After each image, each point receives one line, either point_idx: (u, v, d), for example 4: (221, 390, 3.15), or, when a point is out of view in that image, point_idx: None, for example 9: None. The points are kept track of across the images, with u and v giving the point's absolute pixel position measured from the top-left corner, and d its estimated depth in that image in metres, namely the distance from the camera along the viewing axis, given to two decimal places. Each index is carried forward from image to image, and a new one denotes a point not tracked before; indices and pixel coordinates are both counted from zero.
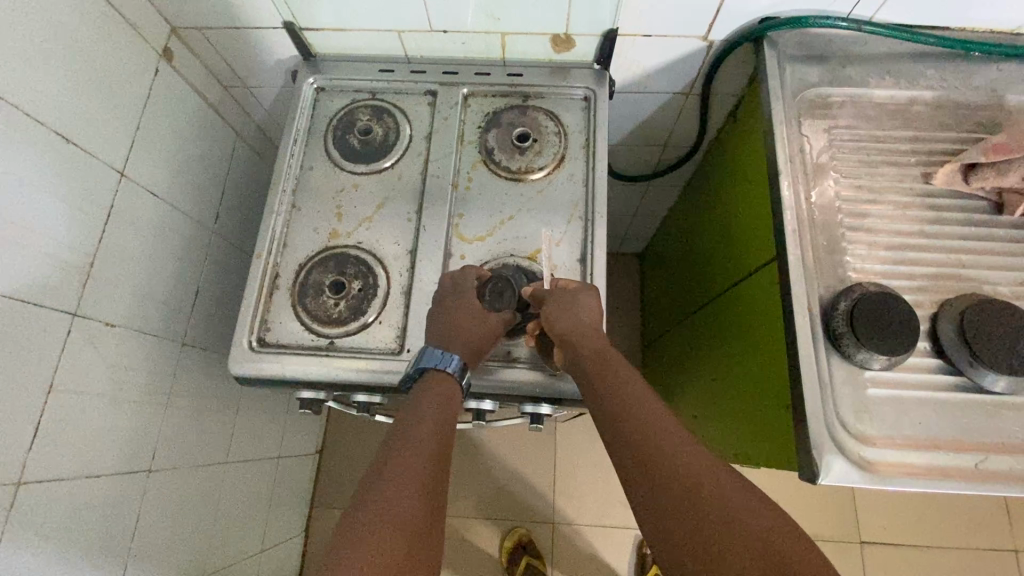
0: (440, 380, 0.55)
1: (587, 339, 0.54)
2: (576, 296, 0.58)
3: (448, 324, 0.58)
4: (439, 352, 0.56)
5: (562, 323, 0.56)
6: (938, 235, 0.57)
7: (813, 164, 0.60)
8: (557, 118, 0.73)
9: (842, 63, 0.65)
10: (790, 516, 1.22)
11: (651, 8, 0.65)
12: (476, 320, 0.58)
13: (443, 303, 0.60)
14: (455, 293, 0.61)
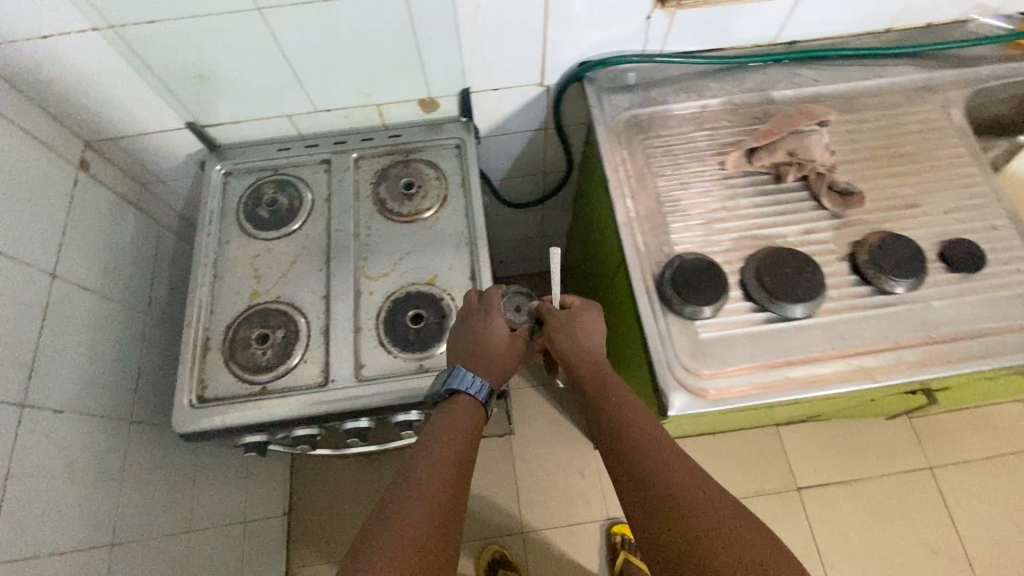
0: (468, 403, 0.62)
1: (591, 362, 0.66)
2: (585, 317, 0.69)
3: (475, 350, 0.66)
4: (470, 377, 0.63)
5: (566, 343, 0.68)
6: (738, 206, 0.73)
7: (634, 169, 0.75)
8: (435, 166, 0.86)
9: (647, 88, 0.82)
10: (736, 477, 1.38)
11: (489, 68, 0.80)
12: (501, 344, 0.67)
13: (470, 327, 0.67)
14: (481, 315, 0.68)
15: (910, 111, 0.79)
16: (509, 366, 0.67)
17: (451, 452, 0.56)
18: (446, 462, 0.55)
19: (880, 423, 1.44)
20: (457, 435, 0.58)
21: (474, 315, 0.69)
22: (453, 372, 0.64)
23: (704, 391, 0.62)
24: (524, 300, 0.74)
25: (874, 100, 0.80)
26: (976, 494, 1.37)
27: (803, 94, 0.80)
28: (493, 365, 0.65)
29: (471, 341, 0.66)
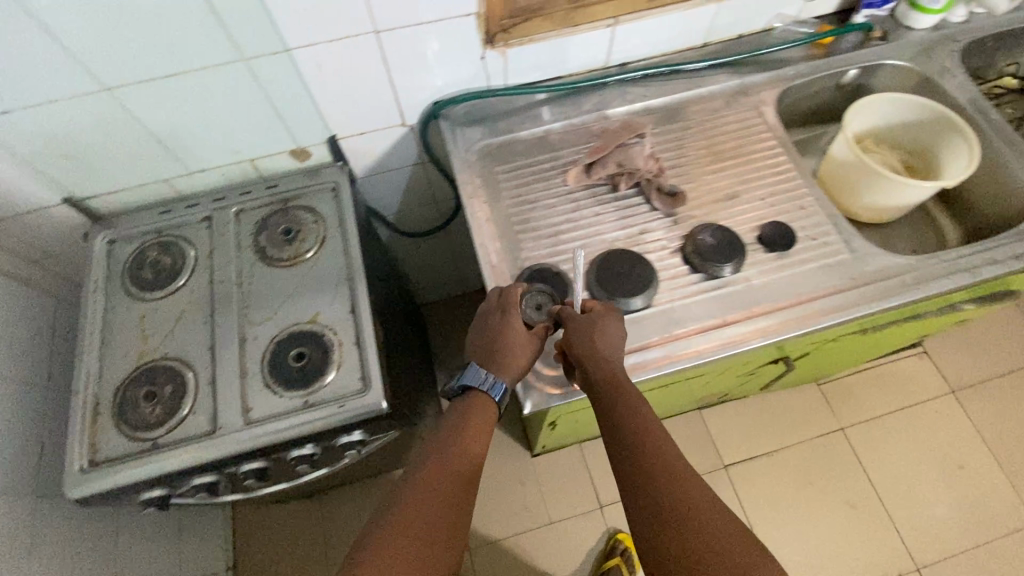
0: (484, 402, 0.67)
1: (603, 368, 0.64)
2: (606, 319, 0.67)
3: (492, 348, 0.68)
4: (488, 377, 0.67)
5: (579, 347, 0.66)
6: (581, 218, 0.81)
7: (488, 195, 0.83)
8: (313, 209, 0.91)
9: (497, 118, 0.90)
10: None
11: (350, 117, 0.87)
12: (518, 346, 0.68)
13: (487, 325, 0.69)
14: (498, 314, 0.70)
15: (730, 113, 0.89)
16: (528, 363, 0.68)
17: (461, 457, 0.61)
18: (460, 461, 0.61)
19: (794, 393, 1.54)
20: (474, 437, 0.64)
21: (492, 314, 0.70)
22: (470, 369, 0.68)
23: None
24: (547, 298, 0.73)
25: (698, 107, 0.90)
26: (886, 446, 1.47)
27: (635, 110, 0.90)
28: (510, 363, 0.67)
29: (488, 339, 0.69)
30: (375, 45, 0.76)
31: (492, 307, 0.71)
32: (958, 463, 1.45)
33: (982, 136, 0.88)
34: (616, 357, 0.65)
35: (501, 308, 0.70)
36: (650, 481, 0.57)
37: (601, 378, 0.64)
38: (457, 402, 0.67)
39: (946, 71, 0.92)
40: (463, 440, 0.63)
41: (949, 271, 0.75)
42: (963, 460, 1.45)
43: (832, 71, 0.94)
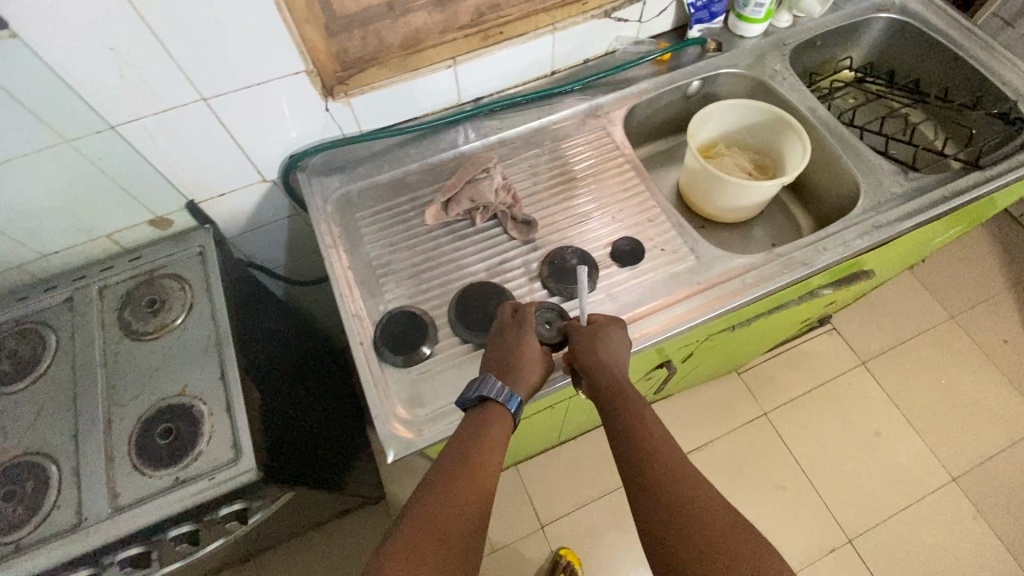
0: (499, 412, 0.63)
1: (611, 380, 0.66)
2: (614, 333, 0.70)
3: (509, 361, 0.67)
4: (507, 389, 0.64)
5: (591, 360, 0.68)
6: (441, 256, 0.82)
7: (349, 242, 0.83)
8: (180, 277, 0.89)
9: (356, 165, 0.91)
10: (608, 471, 1.45)
11: (204, 181, 0.86)
12: (534, 358, 0.68)
13: (503, 336, 0.70)
14: (515, 330, 0.70)
15: (582, 137, 0.93)
16: (539, 380, 0.68)
17: (483, 459, 0.58)
18: (482, 464, 0.58)
19: (717, 385, 1.58)
20: (493, 441, 0.61)
21: (508, 330, 0.70)
22: (485, 379, 0.65)
23: (416, 420, 0.69)
24: (555, 314, 0.76)
25: (551, 134, 0.94)
26: (809, 425, 1.52)
27: (490, 143, 0.93)
28: (524, 378, 0.66)
29: (503, 353, 0.68)
30: (207, 111, 0.76)
31: (504, 324, 0.71)
32: (876, 431, 1.51)
33: (813, 132, 0.94)
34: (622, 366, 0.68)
35: (515, 324, 0.71)
36: (652, 477, 0.57)
37: (609, 388, 0.66)
38: (474, 413, 0.63)
39: (776, 74, 0.98)
40: (483, 442, 0.60)
41: (789, 265, 0.79)
42: (880, 428, 1.51)
43: (676, 84, 0.99)
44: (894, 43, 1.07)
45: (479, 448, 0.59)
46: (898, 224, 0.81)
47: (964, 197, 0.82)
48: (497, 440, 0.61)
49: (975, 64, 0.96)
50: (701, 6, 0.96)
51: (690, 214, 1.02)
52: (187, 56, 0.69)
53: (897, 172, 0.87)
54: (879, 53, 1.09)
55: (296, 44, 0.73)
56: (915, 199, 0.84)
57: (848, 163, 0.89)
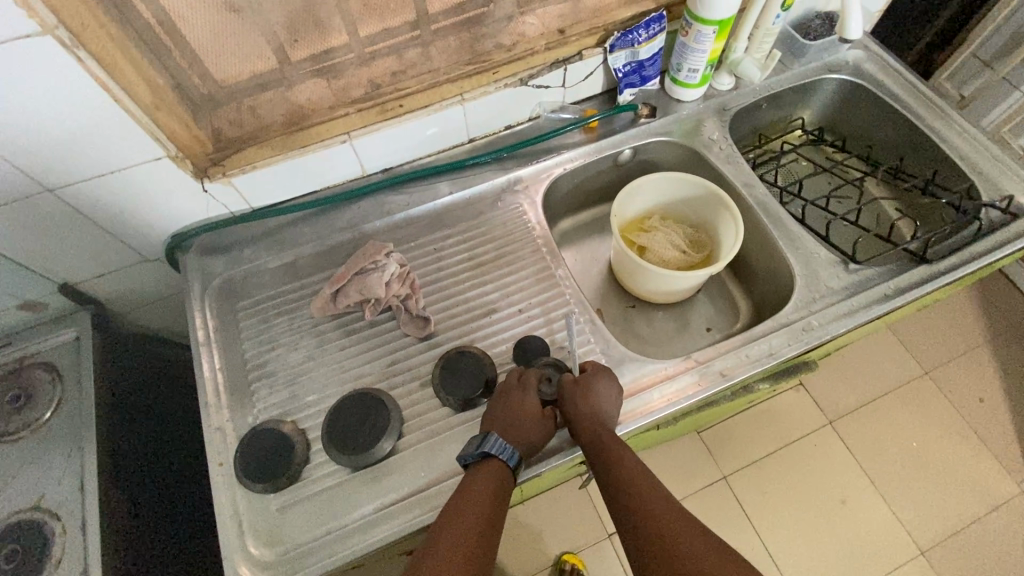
0: (500, 468, 0.62)
1: (598, 430, 0.63)
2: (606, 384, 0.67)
3: (509, 421, 0.65)
4: (502, 446, 0.62)
5: (583, 411, 0.64)
6: (323, 357, 0.73)
7: (225, 338, 0.75)
8: (51, 366, 0.82)
9: (244, 245, 0.83)
10: (554, 540, 1.36)
11: (74, 266, 0.79)
12: (532, 417, 0.65)
13: (503, 395, 0.67)
14: (514, 389, 0.68)
15: (497, 214, 0.86)
16: (540, 439, 0.66)
17: (473, 514, 0.57)
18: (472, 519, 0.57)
19: (674, 445, 1.50)
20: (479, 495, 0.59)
21: (508, 389, 0.68)
22: (485, 436, 0.63)
23: (267, 562, 0.62)
24: (554, 369, 0.71)
25: (463, 211, 0.86)
26: (769, 490, 1.44)
27: (394, 221, 0.85)
28: (522, 437, 0.64)
29: (503, 414, 0.65)
30: (57, 201, 0.69)
31: (506, 383, 0.69)
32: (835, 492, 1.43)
33: (749, 211, 0.86)
34: (609, 417, 0.65)
35: (516, 384, 0.68)
36: (635, 507, 0.58)
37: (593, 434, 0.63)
38: (473, 471, 0.62)
39: (713, 143, 0.91)
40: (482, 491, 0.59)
41: (707, 378, 0.70)
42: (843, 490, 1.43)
43: (604, 154, 0.91)
44: (849, 105, 0.98)
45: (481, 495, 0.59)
46: (834, 328, 0.72)
47: (911, 294, 0.73)
48: (492, 492, 0.60)
49: (932, 136, 0.88)
50: (630, 71, 0.89)
51: (620, 293, 0.94)
52: (15, 150, 0.61)
53: (836, 264, 0.78)
54: (834, 114, 1.01)
55: (150, 131, 0.66)
56: (855, 295, 0.75)
57: (784, 250, 0.81)
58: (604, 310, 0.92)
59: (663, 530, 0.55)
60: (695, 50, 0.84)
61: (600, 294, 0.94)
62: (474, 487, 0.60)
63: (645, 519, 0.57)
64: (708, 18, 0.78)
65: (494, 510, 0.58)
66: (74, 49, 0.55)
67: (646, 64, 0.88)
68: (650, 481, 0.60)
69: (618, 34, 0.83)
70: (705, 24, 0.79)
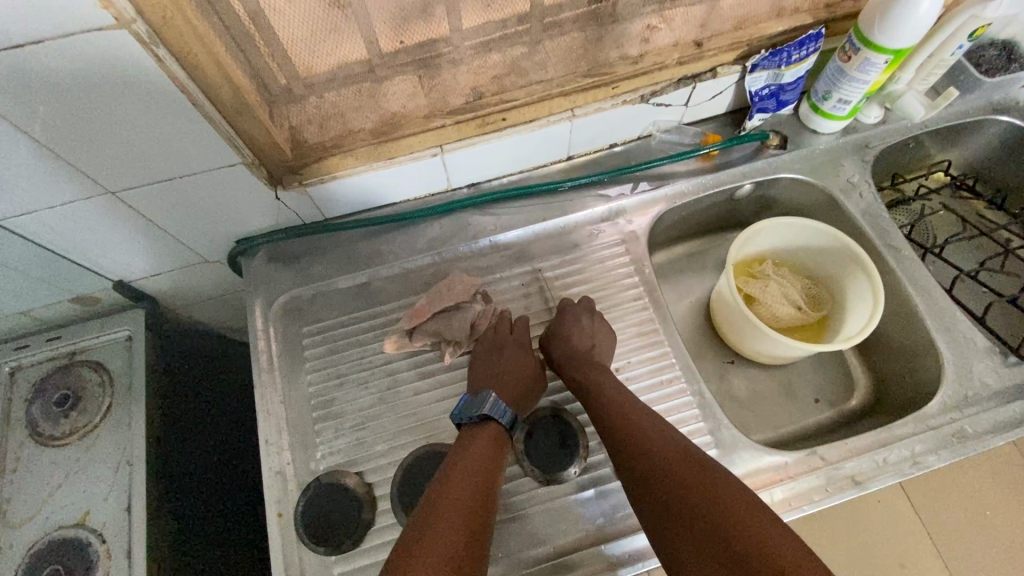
0: (496, 430, 0.60)
1: (580, 361, 0.65)
2: (582, 317, 0.68)
3: (503, 382, 0.63)
4: (496, 402, 0.60)
5: (560, 355, 0.66)
6: (395, 401, 0.66)
7: (289, 367, 0.68)
8: (101, 367, 0.76)
9: (311, 259, 0.74)
10: None
11: (131, 264, 0.72)
12: (521, 374, 0.65)
13: (494, 353, 0.66)
14: (506, 347, 0.66)
15: (595, 250, 0.75)
16: (526, 399, 0.65)
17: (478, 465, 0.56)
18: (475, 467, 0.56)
19: None
20: (479, 450, 0.58)
21: (501, 347, 0.66)
22: (482, 396, 0.61)
23: None
24: None
25: (556, 242, 0.76)
26: None
27: (480, 247, 0.75)
28: (517, 400, 0.63)
29: (496, 373, 0.64)
30: (116, 203, 0.61)
31: (493, 340, 0.67)
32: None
33: (886, 274, 0.74)
34: (592, 352, 0.65)
35: (505, 340, 0.67)
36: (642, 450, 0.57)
37: (572, 374, 0.65)
38: (467, 430, 0.60)
39: (852, 188, 0.78)
40: (474, 457, 0.57)
41: (836, 483, 0.61)
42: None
43: (722, 188, 0.79)
44: (1014, 153, 0.83)
45: (475, 462, 0.56)
46: (991, 440, 0.62)
47: None
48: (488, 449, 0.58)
49: None
50: (767, 94, 0.76)
51: (717, 344, 0.84)
52: (77, 150, 0.53)
53: (993, 355, 0.67)
54: (989, 161, 0.86)
55: (227, 137, 0.57)
56: (1016, 400, 0.64)
57: (933, 334, 0.69)
58: (698, 365, 0.82)
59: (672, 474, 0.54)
60: (854, 80, 0.70)
61: (694, 344, 0.84)
62: (474, 441, 0.59)
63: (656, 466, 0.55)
64: (886, 46, 0.65)
65: (492, 464, 0.57)
66: (153, 46, 0.46)
67: (787, 88, 0.75)
68: (641, 413, 0.60)
69: (766, 53, 0.70)
70: (879, 52, 0.66)
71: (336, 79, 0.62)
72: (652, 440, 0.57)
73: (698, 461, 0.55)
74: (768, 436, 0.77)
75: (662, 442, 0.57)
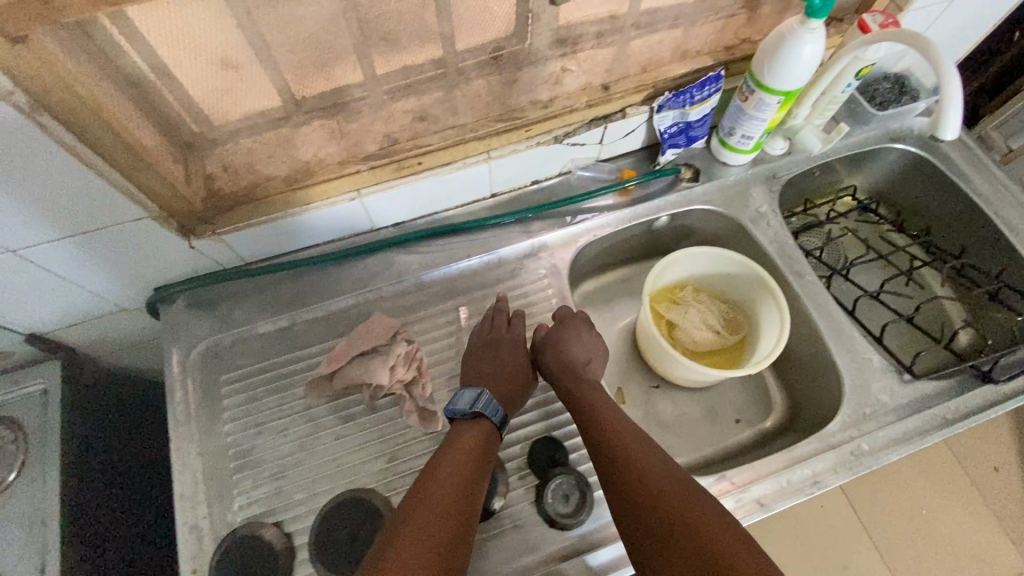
0: (489, 429, 0.63)
1: (571, 369, 0.69)
2: (580, 329, 0.72)
3: (493, 380, 0.68)
4: (492, 401, 0.64)
5: (554, 364, 0.69)
6: (314, 447, 0.66)
7: (208, 416, 0.67)
8: (13, 424, 0.73)
9: (232, 304, 0.74)
10: None
11: (42, 317, 0.70)
12: (511, 374, 0.69)
13: (493, 353, 0.70)
14: (505, 345, 0.70)
15: (517, 285, 0.77)
16: (518, 399, 0.68)
17: (468, 462, 0.59)
18: (466, 463, 0.58)
19: None
20: (470, 447, 0.60)
21: (499, 345, 0.70)
22: (474, 394, 0.64)
23: None
24: (572, 483, 0.64)
25: (479, 278, 0.77)
26: None
27: (404, 286, 0.76)
28: (506, 397, 0.67)
29: (489, 372, 0.68)
30: (16, 262, 0.60)
31: (488, 336, 0.71)
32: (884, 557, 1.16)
33: (793, 298, 0.78)
34: (586, 363, 0.70)
35: (502, 337, 0.70)
36: (623, 466, 0.58)
37: (562, 381, 0.68)
38: (462, 427, 0.63)
39: (761, 218, 0.82)
40: (466, 446, 0.60)
41: (744, 506, 0.63)
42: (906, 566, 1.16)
43: (640, 220, 0.83)
44: (911, 178, 0.89)
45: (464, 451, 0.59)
46: (885, 457, 0.66)
47: (968, 423, 0.67)
48: (477, 446, 0.61)
49: (1002, 227, 0.80)
50: (676, 131, 0.79)
51: (644, 368, 0.86)
52: None
53: (889, 374, 0.71)
54: (891, 185, 0.92)
55: (129, 193, 0.57)
56: (910, 416, 0.68)
57: (835, 356, 0.73)
58: (626, 391, 0.84)
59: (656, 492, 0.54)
60: (752, 118, 0.74)
61: (622, 370, 0.86)
62: (464, 438, 0.61)
63: (636, 483, 0.56)
64: (775, 88, 0.69)
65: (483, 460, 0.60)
66: (35, 115, 0.47)
67: (695, 125, 0.79)
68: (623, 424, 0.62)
69: (669, 94, 0.74)
70: (770, 93, 0.70)
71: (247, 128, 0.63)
72: (638, 454, 0.58)
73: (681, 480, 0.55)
74: (693, 458, 0.80)
75: (651, 461, 0.58)
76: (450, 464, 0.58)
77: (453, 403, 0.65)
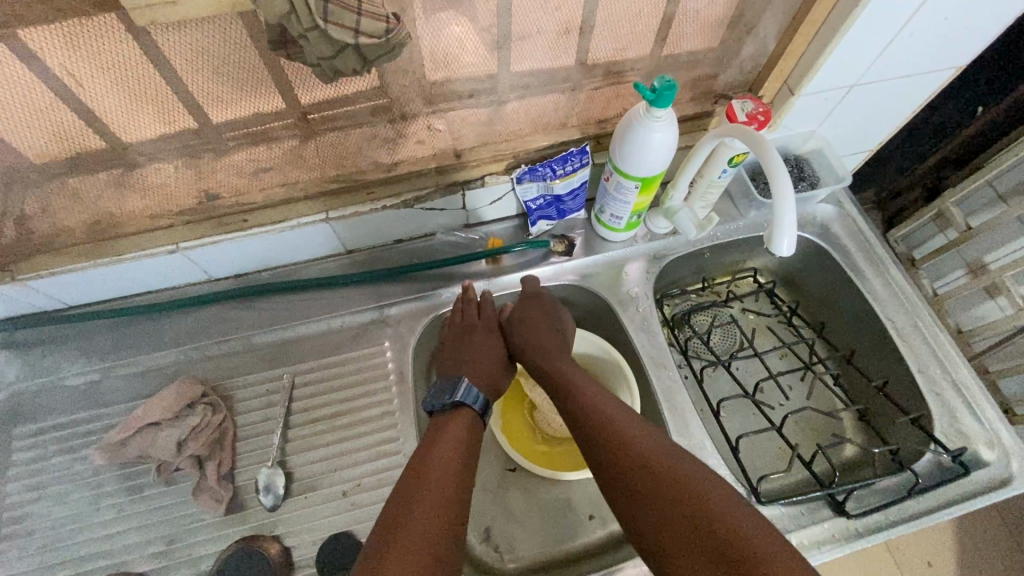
0: (470, 416, 0.64)
1: (542, 347, 0.72)
2: (544, 305, 0.73)
3: (473, 367, 0.69)
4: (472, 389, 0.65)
5: (523, 343, 0.72)
6: (91, 520, 0.61)
7: None
8: None
9: (46, 349, 0.69)
10: None
11: None
12: (486, 355, 0.71)
13: (471, 342, 0.71)
14: (480, 332, 0.72)
15: (356, 353, 0.72)
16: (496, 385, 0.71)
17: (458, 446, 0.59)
18: (455, 451, 0.59)
19: None
20: (455, 437, 0.61)
21: (475, 332, 0.72)
22: (452, 384, 0.65)
23: None
24: None
25: (316, 342, 0.72)
26: None
27: (231, 345, 0.71)
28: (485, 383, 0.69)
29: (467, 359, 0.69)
30: None
31: (461, 326, 0.73)
32: None
33: (652, 393, 0.72)
34: (556, 333, 0.73)
35: (473, 324, 0.73)
36: (619, 455, 0.57)
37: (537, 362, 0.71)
38: (444, 417, 0.63)
39: (630, 301, 0.76)
40: (451, 441, 0.60)
41: None
42: None
43: (505, 292, 0.78)
44: (811, 266, 0.82)
45: (450, 447, 0.59)
46: None
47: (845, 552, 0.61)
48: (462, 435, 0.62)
49: (892, 335, 0.73)
50: (544, 204, 0.74)
51: (499, 450, 0.79)
52: None
53: None
54: (793, 270, 0.85)
55: None
56: None
57: None
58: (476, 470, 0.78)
59: (655, 472, 0.54)
60: (617, 200, 0.69)
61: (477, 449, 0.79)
62: (447, 428, 0.62)
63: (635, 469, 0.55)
64: (630, 173, 0.63)
65: (469, 446, 0.61)
66: None
67: (564, 198, 0.74)
68: (615, 410, 0.62)
69: (527, 166, 0.69)
70: (627, 178, 0.64)
71: (15, 186, 0.55)
72: (631, 435, 0.58)
73: (702, 468, 0.54)
74: (534, 557, 0.72)
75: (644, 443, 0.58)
76: (438, 450, 0.58)
77: (429, 397, 0.65)
